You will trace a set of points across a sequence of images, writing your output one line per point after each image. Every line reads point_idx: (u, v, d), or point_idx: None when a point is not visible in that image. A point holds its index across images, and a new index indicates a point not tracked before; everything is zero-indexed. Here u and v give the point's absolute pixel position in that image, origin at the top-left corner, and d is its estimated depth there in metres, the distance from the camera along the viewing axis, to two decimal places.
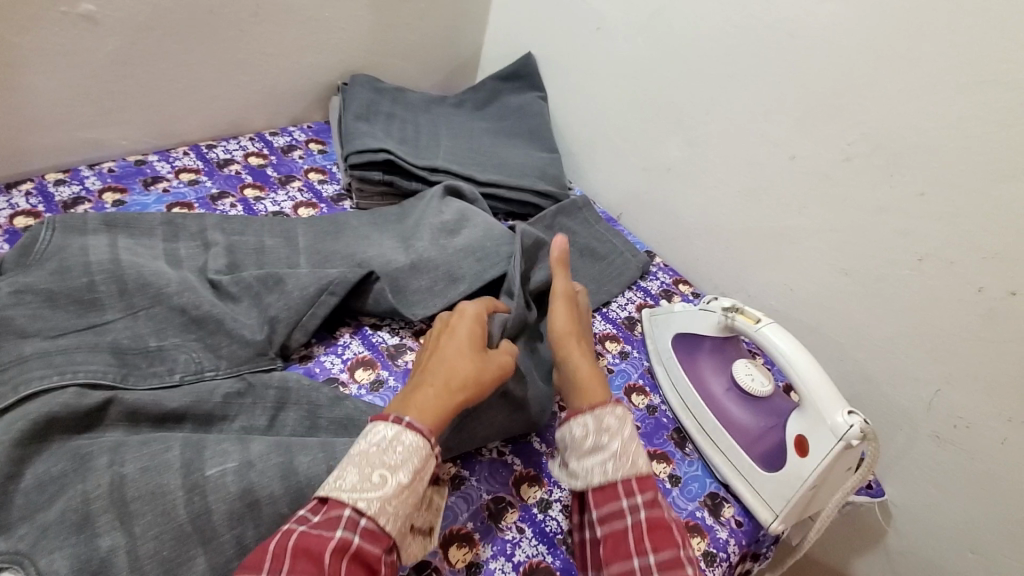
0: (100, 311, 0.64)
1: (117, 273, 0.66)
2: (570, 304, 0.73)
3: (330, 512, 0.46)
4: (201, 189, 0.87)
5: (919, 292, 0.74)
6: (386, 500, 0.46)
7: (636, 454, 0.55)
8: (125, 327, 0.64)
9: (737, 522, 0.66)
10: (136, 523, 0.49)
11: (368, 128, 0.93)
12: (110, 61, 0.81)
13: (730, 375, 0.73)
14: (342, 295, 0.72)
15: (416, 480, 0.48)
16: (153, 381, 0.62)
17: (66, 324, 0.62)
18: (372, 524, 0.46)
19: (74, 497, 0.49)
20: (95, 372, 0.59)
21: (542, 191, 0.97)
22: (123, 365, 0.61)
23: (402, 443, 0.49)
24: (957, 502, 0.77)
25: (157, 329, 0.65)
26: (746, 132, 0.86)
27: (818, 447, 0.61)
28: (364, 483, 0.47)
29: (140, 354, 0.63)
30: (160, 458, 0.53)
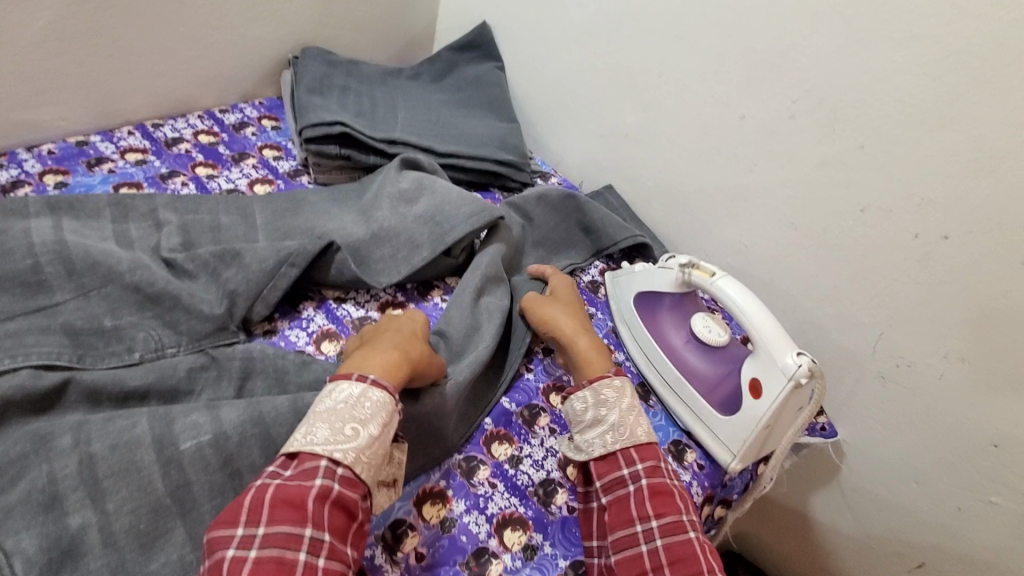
0: (48, 293, 0.63)
1: (63, 254, 0.64)
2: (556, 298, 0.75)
3: (303, 465, 0.49)
4: (149, 169, 0.84)
5: (862, 241, 0.78)
6: (359, 450, 0.51)
7: (633, 424, 0.61)
8: (77, 308, 0.63)
9: (699, 465, 0.69)
10: (109, 501, 0.50)
11: (322, 102, 0.92)
12: (41, 37, 0.77)
13: (689, 329, 0.75)
14: (303, 266, 0.71)
15: (383, 433, 0.53)
16: (111, 360, 0.61)
17: (13, 307, 0.61)
18: (349, 472, 0.50)
19: (39, 479, 0.50)
20: (49, 354, 0.58)
21: (503, 160, 0.98)
22: (79, 346, 0.61)
23: (370, 398, 0.53)
24: (899, 437, 0.83)
25: (111, 308, 0.64)
26: (697, 93, 0.88)
27: (771, 388, 0.64)
28: (337, 436, 0.51)
29: (95, 335, 0.62)
30: (127, 435, 0.53)
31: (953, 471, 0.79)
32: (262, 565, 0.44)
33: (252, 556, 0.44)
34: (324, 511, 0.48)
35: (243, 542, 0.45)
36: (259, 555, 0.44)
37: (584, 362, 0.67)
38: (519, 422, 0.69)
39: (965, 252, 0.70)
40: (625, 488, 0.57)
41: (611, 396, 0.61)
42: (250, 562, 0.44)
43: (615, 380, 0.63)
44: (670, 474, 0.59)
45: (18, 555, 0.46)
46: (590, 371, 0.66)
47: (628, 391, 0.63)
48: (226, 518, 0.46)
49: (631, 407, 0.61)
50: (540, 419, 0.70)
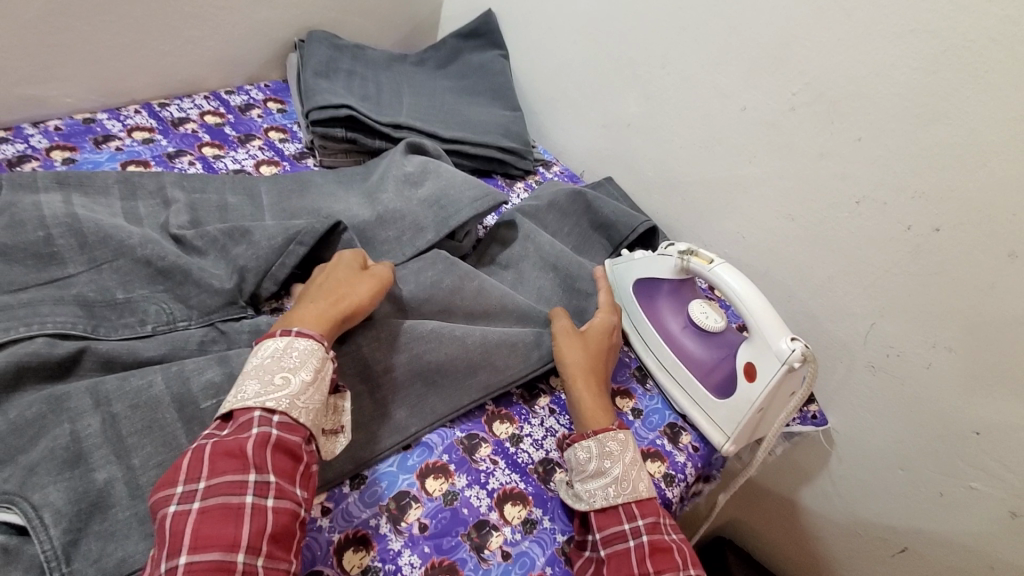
0: (61, 265, 0.64)
1: (74, 227, 0.65)
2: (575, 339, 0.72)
3: (238, 419, 0.51)
4: (156, 147, 0.85)
5: (856, 233, 0.80)
6: (294, 396, 0.53)
7: (636, 479, 0.60)
8: (89, 281, 0.64)
9: (694, 447, 0.71)
10: (135, 456, 0.54)
11: (328, 85, 0.92)
12: (48, 11, 0.77)
13: (686, 315, 0.77)
14: (310, 245, 0.72)
15: (318, 379, 0.55)
16: (124, 332, 0.63)
17: (25, 278, 0.62)
18: (287, 417, 0.52)
19: (63, 436, 0.52)
20: (64, 323, 0.60)
21: (505, 148, 0.99)
22: (92, 317, 0.62)
23: (295, 348, 0.55)
24: (887, 424, 0.85)
25: (123, 282, 0.66)
26: (699, 84, 0.89)
27: (765, 372, 0.65)
28: (268, 387, 0.52)
29: (107, 307, 0.64)
30: (146, 395, 0.56)
31: (938, 458, 0.81)
32: (207, 512, 0.45)
33: (196, 507, 0.45)
34: (267, 455, 0.49)
35: (183, 497, 0.46)
36: (202, 505, 0.45)
37: (588, 412, 0.65)
38: (519, 402, 0.71)
39: (956, 244, 0.72)
40: (625, 542, 0.55)
41: (616, 450, 0.60)
42: (195, 513, 0.45)
43: (620, 434, 0.62)
44: (669, 530, 0.58)
45: (47, 507, 0.48)
46: (594, 423, 0.64)
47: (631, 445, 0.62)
48: (164, 481, 0.47)
49: (633, 461, 0.61)
50: (540, 399, 0.72)
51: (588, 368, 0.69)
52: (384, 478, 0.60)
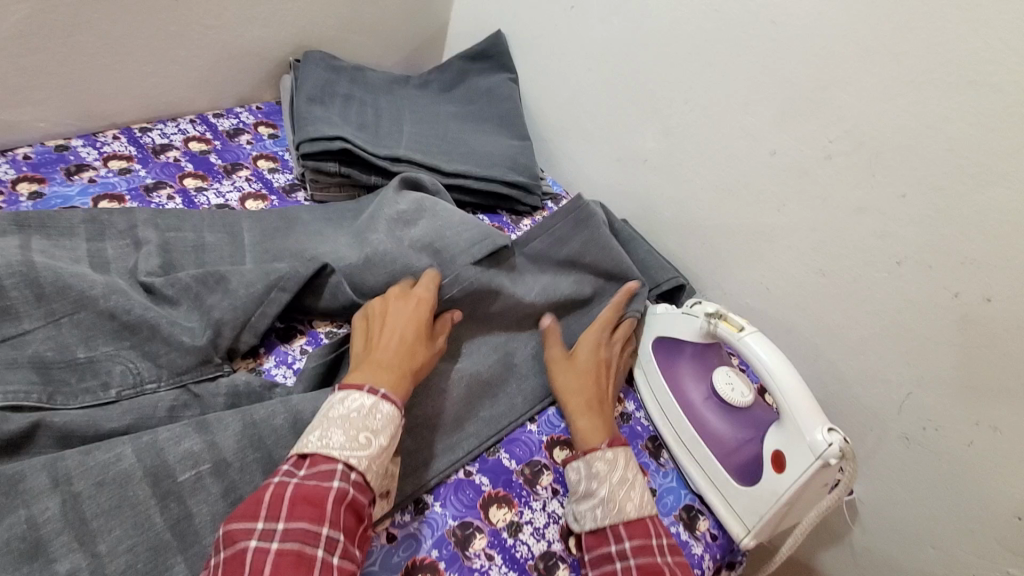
0: (15, 320, 0.57)
1: (30, 276, 0.58)
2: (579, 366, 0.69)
3: (317, 466, 0.49)
4: (133, 179, 0.78)
5: (894, 296, 0.72)
6: (373, 459, 0.51)
7: (624, 500, 0.57)
8: (46, 337, 0.58)
9: (712, 536, 0.65)
10: (100, 542, 0.47)
11: (323, 113, 0.85)
12: (18, 32, 0.71)
13: (709, 384, 0.70)
14: (293, 292, 0.66)
15: (394, 443, 0.54)
16: (85, 399, 0.56)
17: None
18: (361, 478, 0.50)
19: (16, 524, 0.45)
20: (16, 394, 0.53)
21: (512, 182, 0.92)
22: (49, 382, 0.56)
23: (381, 410, 0.53)
24: (919, 503, 0.78)
25: (84, 339, 0.59)
26: (725, 122, 0.82)
27: (795, 463, 0.59)
28: (352, 443, 0.51)
29: (68, 368, 0.57)
30: (115, 470, 0.49)
31: (972, 545, 0.73)
32: (283, 559, 0.44)
33: (274, 547, 0.44)
34: (341, 511, 0.48)
35: (263, 534, 0.45)
36: (280, 549, 0.44)
37: (582, 431, 0.63)
38: (520, 481, 0.64)
39: (1010, 318, 0.64)
40: (612, 565, 0.54)
41: (603, 471, 0.58)
42: (273, 553, 0.44)
43: (609, 452, 0.60)
44: (661, 551, 0.55)
45: None
46: (587, 440, 0.63)
47: (622, 464, 0.60)
48: (244, 511, 0.46)
49: (621, 481, 0.58)
50: (542, 478, 0.65)
51: (591, 393, 0.67)
52: None
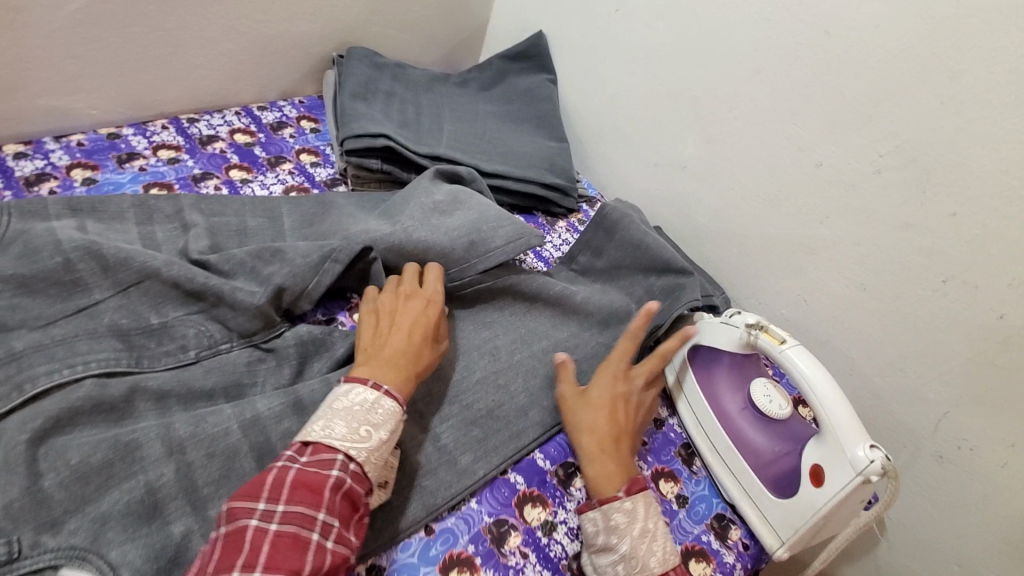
0: (86, 291, 0.59)
1: (93, 249, 0.60)
2: (599, 408, 0.65)
3: (320, 454, 0.49)
4: (181, 169, 0.80)
5: (937, 313, 0.72)
6: (371, 451, 0.51)
7: (647, 555, 0.56)
8: (118, 306, 0.60)
9: (743, 545, 0.65)
10: (211, 506, 0.51)
11: (366, 109, 0.86)
12: (76, 22, 0.72)
13: (746, 395, 0.70)
14: (344, 262, 0.68)
15: (392, 439, 0.53)
16: (168, 360, 0.59)
17: (51, 312, 0.57)
18: (360, 469, 0.50)
19: (136, 488, 0.50)
20: (107, 360, 0.56)
21: (549, 184, 0.92)
22: (132, 348, 0.58)
23: (383, 406, 0.53)
24: (951, 521, 0.76)
25: (155, 305, 0.61)
26: (769, 132, 0.82)
27: (835, 479, 0.59)
28: (353, 434, 0.50)
29: (144, 334, 0.60)
30: (223, 444, 0.54)
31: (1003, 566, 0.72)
32: (280, 540, 0.44)
33: (273, 528, 0.44)
34: (337, 499, 0.47)
35: (264, 515, 0.45)
36: (279, 530, 0.44)
37: (595, 477, 0.61)
38: (553, 482, 0.65)
39: None
40: None
41: (623, 523, 0.57)
42: (271, 534, 0.44)
43: (626, 503, 0.58)
44: None
45: (126, 565, 0.46)
46: (601, 488, 0.61)
47: (640, 517, 0.58)
48: (247, 491, 0.46)
49: (642, 534, 0.57)
50: (575, 480, 0.67)
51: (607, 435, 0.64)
52: (405, 570, 0.55)
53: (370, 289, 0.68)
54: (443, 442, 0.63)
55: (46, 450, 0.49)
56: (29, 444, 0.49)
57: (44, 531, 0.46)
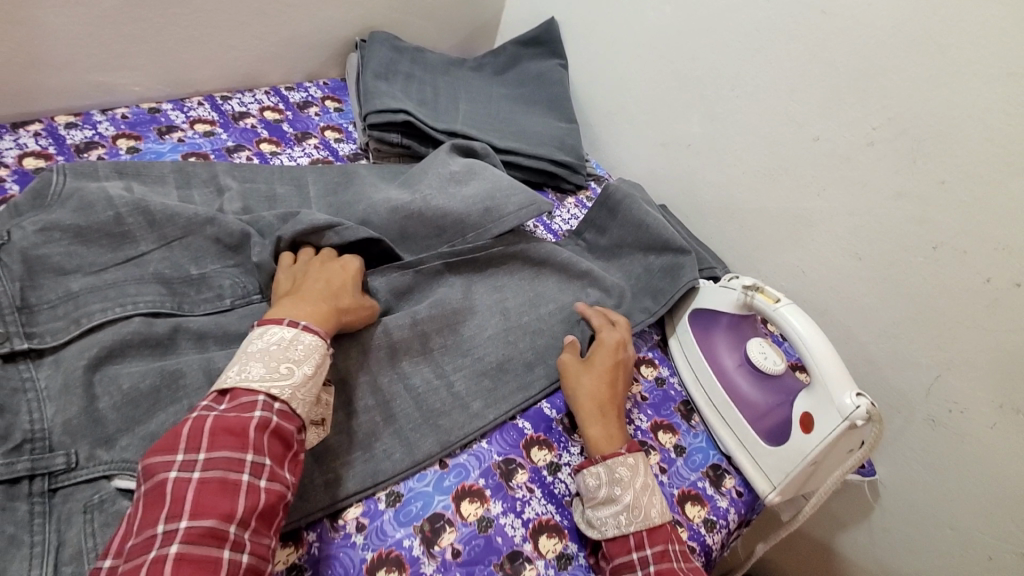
0: (134, 243, 0.65)
1: (141, 205, 0.66)
2: (598, 373, 0.69)
3: (239, 399, 0.49)
4: (216, 141, 0.86)
5: (929, 279, 0.75)
6: (297, 387, 0.51)
7: (648, 505, 0.59)
8: (162, 257, 0.66)
9: (737, 492, 0.69)
10: None
11: (387, 88, 0.92)
12: (123, 3, 0.79)
13: (743, 353, 0.74)
14: (349, 238, 0.68)
15: (317, 375, 0.53)
16: (207, 306, 0.65)
17: (105, 259, 0.63)
18: (286, 406, 0.50)
19: (181, 411, 0.55)
20: (154, 301, 0.62)
21: (559, 161, 0.97)
22: (174, 294, 0.64)
23: (302, 341, 0.53)
24: (941, 481, 0.80)
25: (194, 258, 0.67)
26: (770, 109, 0.86)
27: (823, 424, 0.63)
28: (273, 373, 0.50)
29: (185, 283, 0.65)
30: None
31: (991, 523, 0.75)
32: (206, 485, 0.44)
33: (196, 476, 0.44)
34: (265, 439, 0.48)
35: (183, 465, 0.44)
36: (203, 476, 0.44)
37: (595, 436, 0.65)
38: (559, 429, 0.70)
39: None
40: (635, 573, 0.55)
41: (627, 477, 0.60)
42: (195, 481, 0.44)
43: (630, 459, 0.62)
44: (683, 558, 0.57)
45: None
46: (602, 446, 0.64)
47: (643, 471, 0.62)
48: (164, 445, 0.45)
49: (644, 487, 0.61)
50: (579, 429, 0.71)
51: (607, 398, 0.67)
52: (420, 497, 0.60)
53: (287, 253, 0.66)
54: (456, 389, 0.67)
55: (102, 377, 0.55)
56: (87, 369, 0.55)
57: (99, 446, 0.52)
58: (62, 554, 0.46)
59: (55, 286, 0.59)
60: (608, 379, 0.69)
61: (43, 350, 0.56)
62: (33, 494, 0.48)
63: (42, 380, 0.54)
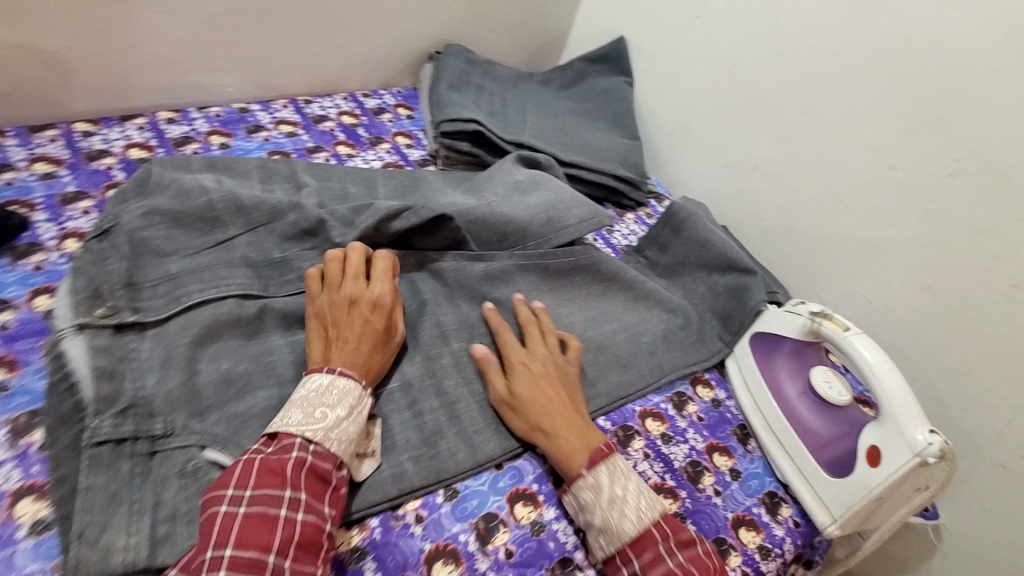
0: (224, 228, 0.69)
1: (232, 194, 0.70)
2: (523, 386, 0.65)
3: (281, 442, 0.52)
4: (298, 141, 0.91)
5: (1007, 318, 0.72)
6: (330, 428, 0.53)
7: (618, 523, 0.57)
8: (249, 242, 0.70)
9: (794, 522, 0.67)
10: None
11: (459, 98, 0.95)
12: (227, 11, 0.85)
13: (806, 381, 0.74)
14: (425, 218, 0.72)
15: (353, 415, 0.56)
16: (289, 288, 0.69)
17: (197, 244, 0.67)
18: (321, 447, 0.53)
19: (269, 398, 0.61)
20: (243, 285, 0.66)
21: (622, 176, 0.98)
22: (261, 278, 0.68)
23: (336, 386, 0.55)
24: (1012, 533, 0.75)
25: (278, 243, 0.71)
26: (842, 134, 0.85)
27: (892, 458, 0.61)
28: (309, 418, 0.53)
29: (270, 266, 0.69)
30: None
31: None
32: (250, 519, 0.47)
33: (241, 511, 0.47)
34: (303, 475, 0.50)
35: (232, 499, 0.47)
36: (247, 511, 0.47)
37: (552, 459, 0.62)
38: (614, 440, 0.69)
39: None
40: None
41: (589, 501, 0.58)
42: (240, 516, 0.47)
43: (589, 478, 0.59)
44: (671, 552, 0.55)
45: None
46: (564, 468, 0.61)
47: (603, 485, 0.58)
48: (215, 483, 0.49)
49: (610, 502, 0.58)
50: (634, 442, 0.69)
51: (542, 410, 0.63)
52: (476, 495, 0.61)
53: (313, 279, 0.64)
54: None
55: (201, 355, 0.61)
56: (188, 346, 0.60)
57: (194, 416, 0.57)
58: (158, 513, 0.52)
59: (155, 268, 0.64)
60: (541, 390, 0.65)
61: (146, 324, 0.61)
62: (134, 455, 0.53)
63: (144, 352, 0.59)
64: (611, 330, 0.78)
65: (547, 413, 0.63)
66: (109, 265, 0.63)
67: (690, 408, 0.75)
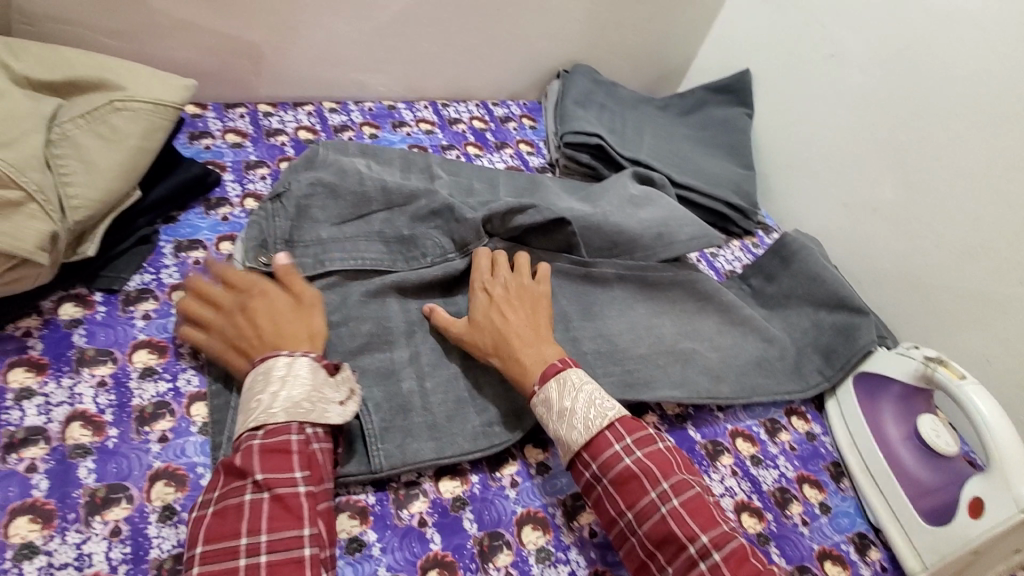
0: (369, 205, 0.77)
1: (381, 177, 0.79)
2: (485, 306, 0.68)
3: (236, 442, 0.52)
4: (434, 139, 1.01)
5: None
6: (270, 407, 0.52)
7: (565, 433, 0.59)
8: (385, 218, 0.77)
9: (882, 567, 0.66)
10: (429, 382, 0.66)
11: (584, 114, 1.02)
12: (393, 20, 0.97)
13: (911, 427, 0.72)
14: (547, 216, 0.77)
15: (288, 383, 0.54)
16: (411, 263, 0.74)
17: (343, 215, 0.75)
18: (268, 425, 0.52)
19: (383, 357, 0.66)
20: (375, 260, 0.72)
21: (733, 204, 1.00)
22: (392, 255, 0.74)
23: (259, 369, 0.54)
24: None
25: (408, 222, 0.76)
26: (978, 185, 0.83)
27: (997, 512, 0.60)
28: (250, 410, 0.53)
29: (399, 241, 0.75)
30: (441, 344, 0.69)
31: None
32: (220, 513, 0.48)
33: (210, 511, 0.48)
34: (256, 458, 0.50)
35: (202, 504, 0.49)
36: (215, 508, 0.48)
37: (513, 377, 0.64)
38: (701, 452, 0.70)
39: None
40: (596, 490, 0.58)
41: (546, 412, 0.60)
42: (209, 515, 0.48)
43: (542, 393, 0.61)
44: (626, 450, 0.58)
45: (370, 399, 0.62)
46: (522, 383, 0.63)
47: (559, 389, 0.60)
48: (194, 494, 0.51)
49: (559, 413, 0.59)
50: (723, 457, 0.70)
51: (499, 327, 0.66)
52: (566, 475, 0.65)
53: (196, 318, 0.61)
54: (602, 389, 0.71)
55: None
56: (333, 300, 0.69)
57: None
58: None
59: (308, 232, 0.73)
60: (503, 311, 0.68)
61: None
62: None
63: None
64: (707, 346, 0.79)
65: (502, 331, 0.66)
66: (277, 223, 0.72)
67: (783, 435, 0.75)
